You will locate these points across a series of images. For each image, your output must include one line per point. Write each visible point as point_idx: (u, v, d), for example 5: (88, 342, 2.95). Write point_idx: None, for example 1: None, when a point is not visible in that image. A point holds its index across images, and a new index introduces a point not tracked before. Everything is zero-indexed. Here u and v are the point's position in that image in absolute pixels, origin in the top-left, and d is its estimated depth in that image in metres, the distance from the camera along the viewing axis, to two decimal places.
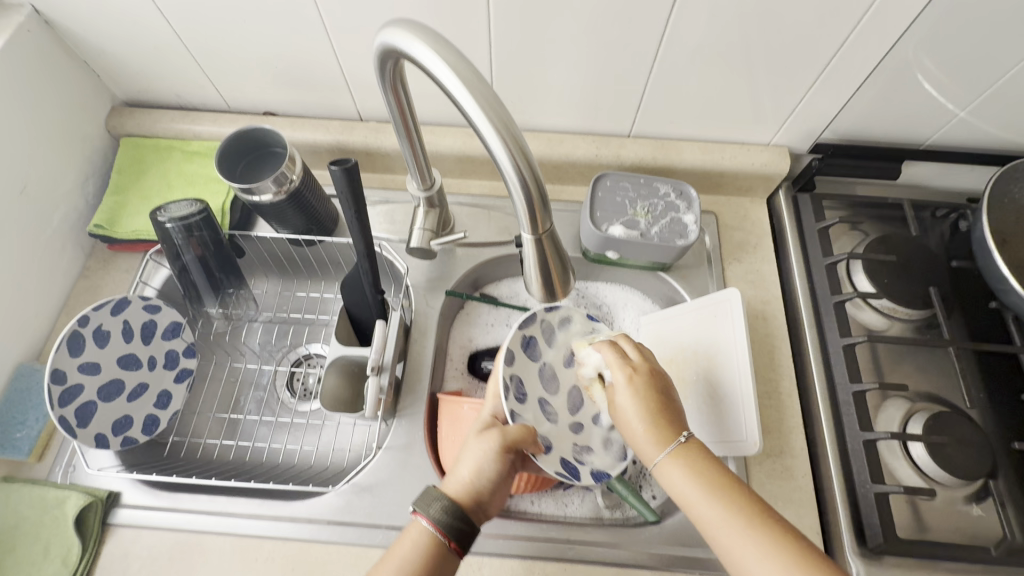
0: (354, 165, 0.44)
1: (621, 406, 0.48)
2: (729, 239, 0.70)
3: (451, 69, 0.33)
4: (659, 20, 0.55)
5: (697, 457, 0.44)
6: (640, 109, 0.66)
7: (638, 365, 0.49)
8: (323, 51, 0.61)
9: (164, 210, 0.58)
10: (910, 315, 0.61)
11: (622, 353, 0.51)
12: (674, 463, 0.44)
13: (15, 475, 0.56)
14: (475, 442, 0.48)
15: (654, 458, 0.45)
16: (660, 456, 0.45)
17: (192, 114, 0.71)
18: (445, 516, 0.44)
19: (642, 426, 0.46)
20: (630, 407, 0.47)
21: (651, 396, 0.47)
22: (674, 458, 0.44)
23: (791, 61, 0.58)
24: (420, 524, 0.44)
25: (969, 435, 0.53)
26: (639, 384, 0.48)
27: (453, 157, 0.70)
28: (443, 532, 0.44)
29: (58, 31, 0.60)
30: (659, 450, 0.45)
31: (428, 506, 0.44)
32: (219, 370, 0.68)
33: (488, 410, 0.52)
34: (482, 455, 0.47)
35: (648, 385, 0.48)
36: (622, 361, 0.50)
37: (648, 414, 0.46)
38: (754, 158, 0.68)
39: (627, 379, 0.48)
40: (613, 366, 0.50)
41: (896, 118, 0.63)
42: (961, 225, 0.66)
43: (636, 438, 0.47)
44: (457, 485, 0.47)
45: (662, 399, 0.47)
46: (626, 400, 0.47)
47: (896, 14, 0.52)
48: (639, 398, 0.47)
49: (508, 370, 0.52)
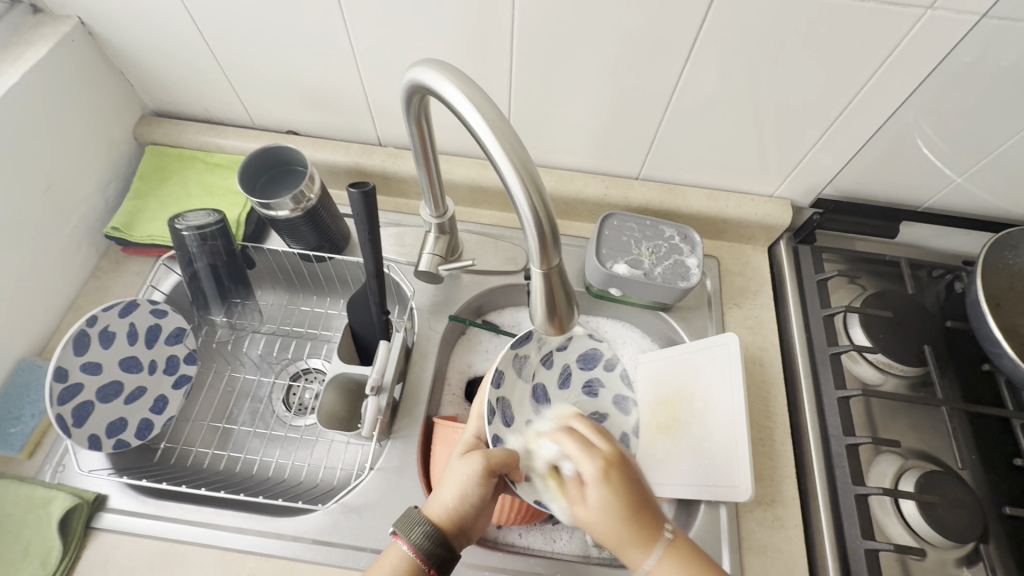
0: (372, 190, 0.46)
1: (591, 505, 0.44)
2: (730, 285, 0.71)
3: (479, 109, 0.35)
4: (673, 71, 0.58)
5: (688, 554, 0.43)
6: (650, 153, 0.68)
7: (608, 455, 0.46)
8: (351, 78, 0.64)
9: (182, 219, 0.60)
10: (904, 371, 0.62)
11: (587, 441, 0.47)
12: (667, 564, 0.43)
13: (3, 471, 0.55)
14: (458, 464, 0.48)
15: (644, 565, 0.43)
16: (649, 561, 0.43)
17: (218, 128, 0.73)
18: (427, 543, 0.43)
19: (619, 529, 0.43)
20: (604, 509, 0.43)
21: (625, 493, 0.44)
22: (663, 561, 0.43)
23: (796, 119, 0.61)
24: (399, 547, 0.44)
25: (961, 496, 0.54)
26: (614, 477, 0.44)
27: (466, 186, 0.72)
28: (423, 559, 0.43)
29: (100, 43, 0.63)
30: (646, 555, 0.43)
31: (409, 531, 0.44)
32: (217, 379, 0.68)
33: (471, 432, 0.53)
34: (465, 479, 0.46)
35: (620, 480, 0.44)
36: (590, 453, 0.45)
37: (624, 514, 0.43)
38: (757, 208, 0.70)
39: (599, 474, 0.44)
40: (580, 458, 0.45)
41: (895, 180, 0.66)
42: (956, 286, 0.67)
43: (617, 542, 0.44)
44: (438, 510, 0.46)
45: (636, 495, 0.44)
46: (600, 501, 0.43)
47: (897, 82, 0.55)
48: (613, 498, 0.43)
49: (492, 393, 0.54)
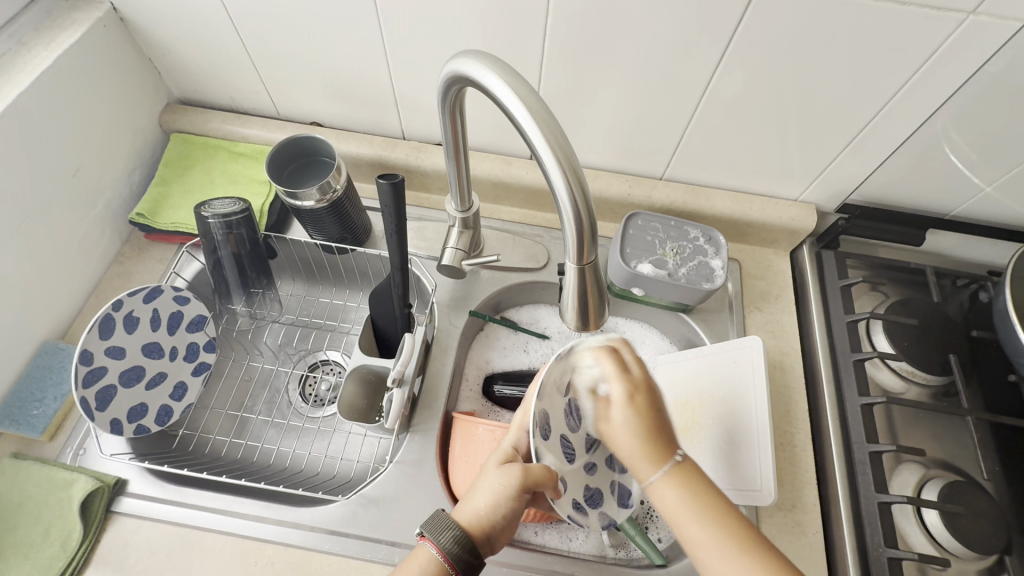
0: (402, 181, 0.46)
1: (614, 422, 0.46)
2: (751, 288, 0.71)
3: (526, 107, 0.35)
4: (705, 71, 0.57)
5: (691, 477, 0.44)
6: (676, 154, 0.68)
7: (636, 382, 0.47)
8: (379, 69, 0.64)
9: (208, 207, 0.60)
10: (928, 380, 0.61)
11: (624, 363, 0.47)
12: (669, 487, 0.44)
13: (25, 452, 0.55)
14: (492, 474, 0.46)
15: (650, 478, 0.44)
16: (655, 476, 0.44)
17: (243, 117, 0.73)
18: (455, 547, 0.43)
19: (639, 443, 0.45)
20: (627, 425, 0.45)
21: (648, 418, 0.45)
22: (669, 479, 0.44)
23: (825, 123, 0.60)
24: (426, 550, 0.43)
25: (985, 507, 0.54)
26: (638, 401, 0.46)
27: (489, 182, 0.72)
28: (449, 562, 0.43)
29: (131, 29, 0.63)
30: (655, 470, 0.44)
31: (438, 533, 0.43)
32: (235, 368, 0.69)
33: (510, 440, 0.50)
34: (499, 489, 0.45)
35: (646, 405, 0.46)
36: (621, 376, 0.46)
37: (647, 432, 0.45)
38: (781, 212, 0.70)
39: (626, 396, 0.46)
40: (611, 380, 0.46)
41: (922, 187, 0.65)
42: (981, 295, 0.67)
43: (630, 456, 0.45)
44: (470, 515, 0.45)
45: (658, 421, 0.46)
46: (624, 421, 0.45)
47: (932, 88, 0.54)
48: (637, 417, 0.45)
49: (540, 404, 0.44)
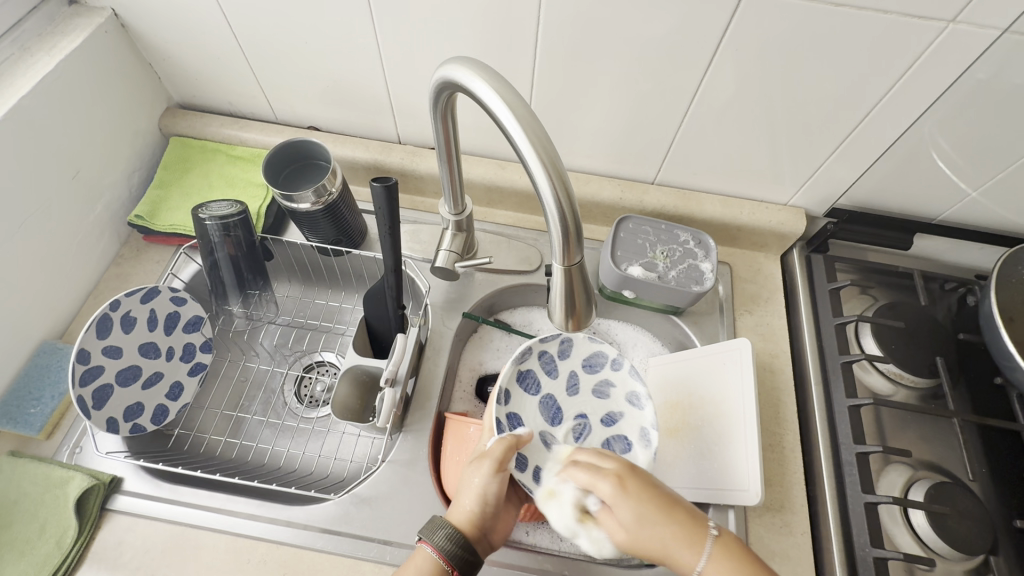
0: (394, 185, 0.48)
1: (626, 527, 0.43)
2: (742, 291, 0.71)
3: (520, 120, 0.35)
4: (693, 77, 0.58)
5: (733, 549, 0.41)
6: (666, 158, 0.69)
7: (617, 472, 0.45)
8: (374, 75, 0.65)
9: (205, 208, 0.61)
10: (916, 382, 0.62)
11: (592, 466, 0.46)
12: (719, 565, 0.40)
13: (22, 450, 0.56)
14: (470, 468, 0.48)
15: (697, 565, 0.41)
16: (701, 560, 0.41)
17: (241, 122, 0.74)
18: (450, 544, 0.44)
19: (665, 539, 0.42)
20: (639, 521, 0.42)
21: (654, 504, 0.43)
22: (714, 562, 0.41)
23: (813, 129, 0.61)
24: (425, 552, 0.44)
25: (971, 507, 0.54)
26: (633, 487, 0.44)
27: (483, 186, 0.73)
28: (447, 561, 0.44)
29: (132, 34, 0.65)
30: (696, 557, 0.41)
31: (433, 533, 0.45)
32: (231, 368, 0.69)
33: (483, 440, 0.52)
34: (481, 481, 0.47)
35: (640, 486, 0.44)
36: (601, 474, 0.45)
37: (662, 516, 0.42)
38: (771, 216, 0.71)
39: (617, 491, 0.44)
40: (594, 483, 0.45)
41: (909, 192, 0.66)
42: (969, 299, 0.68)
43: (661, 552, 0.42)
44: (461, 515, 0.47)
45: (664, 499, 0.43)
46: (629, 519, 0.43)
47: (916, 95, 0.55)
48: (642, 511, 0.43)
49: (502, 409, 0.54)
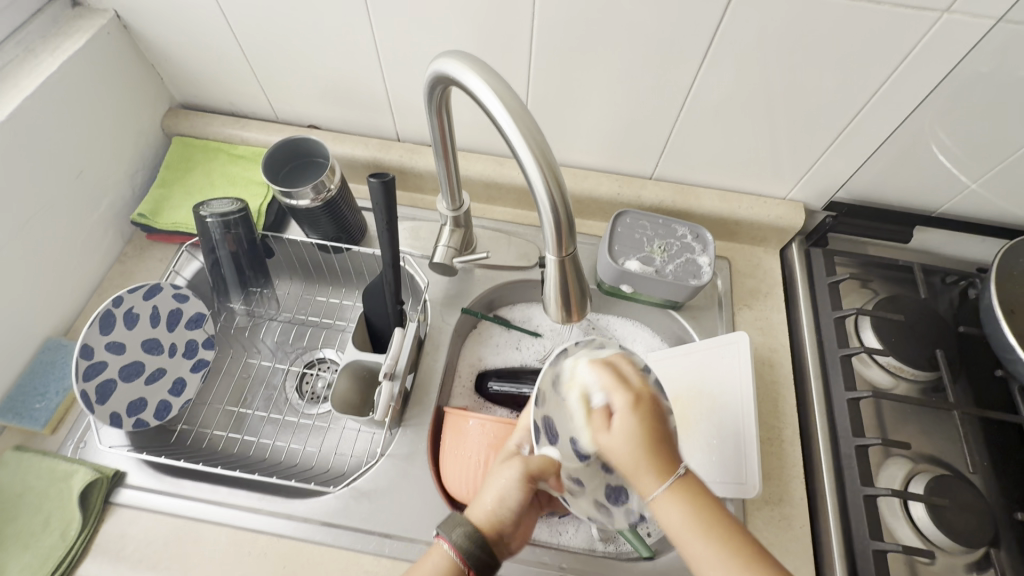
0: (391, 180, 0.48)
1: (615, 432, 0.44)
2: (741, 285, 0.71)
3: (513, 116, 0.36)
4: (688, 71, 0.58)
5: (695, 490, 0.42)
6: (663, 154, 0.69)
7: (639, 392, 0.46)
8: (372, 73, 0.65)
9: (207, 206, 0.62)
10: (916, 375, 0.62)
11: (623, 374, 0.47)
12: (672, 502, 0.42)
13: (27, 445, 0.57)
14: (500, 468, 0.48)
15: (653, 491, 0.42)
16: (659, 489, 0.42)
17: (242, 121, 0.75)
18: (466, 543, 0.43)
19: (640, 457, 0.42)
20: (628, 439, 0.43)
21: (651, 428, 0.43)
22: (673, 492, 0.42)
23: (810, 122, 0.61)
24: (441, 549, 0.44)
25: (971, 501, 0.54)
26: (642, 412, 0.44)
27: (481, 182, 0.73)
28: (463, 560, 0.43)
29: (134, 35, 0.66)
30: (658, 483, 0.42)
31: (450, 531, 0.44)
32: (234, 364, 0.70)
33: (515, 441, 0.50)
34: (505, 484, 0.46)
35: (650, 415, 0.44)
36: (623, 387, 0.46)
37: (649, 444, 0.43)
38: (769, 210, 0.71)
39: (630, 405, 0.44)
40: (610, 390, 0.46)
41: (908, 185, 0.66)
42: (970, 292, 0.67)
43: (632, 471, 0.43)
44: (481, 513, 0.46)
45: (661, 430, 0.44)
46: (625, 429, 0.43)
47: (913, 85, 0.55)
48: (639, 428, 0.43)
49: (537, 414, 0.46)
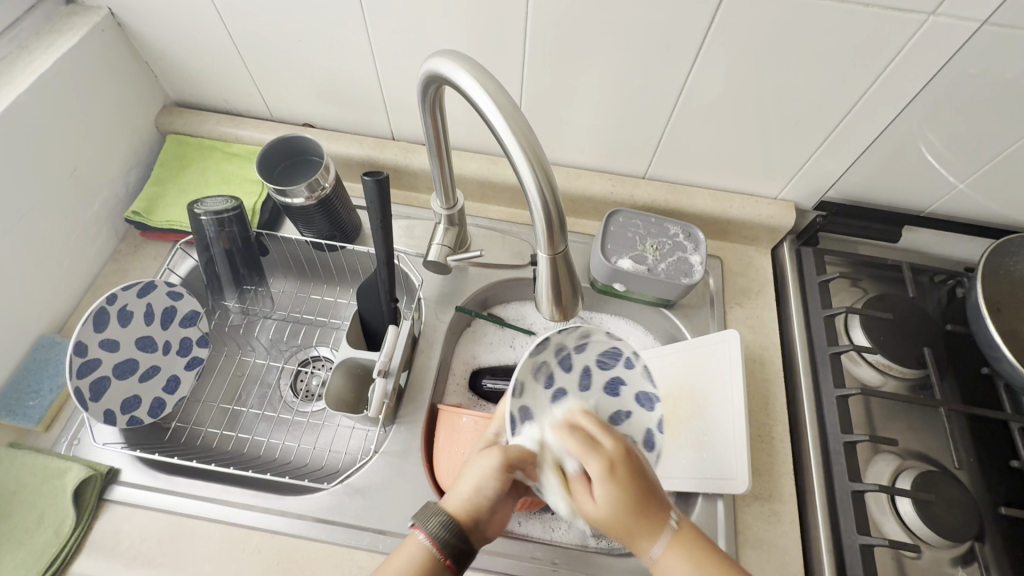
0: (385, 178, 0.48)
1: (596, 513, 0.44)
2: (732, 284, 0.72)
3: (503, 113, 0.36)
4: (680, 72, 0.59)
5: (690, 543, 0.44)
6: (656, 153, 0.70)
7: (611, 454, 0.45)
8: (367, 72, 0.66)
9: (201, 204, 0.62)
10: (904, 373, 0.63)
11: (588, 437, 0.46)
12: (673, 557, 0.43)
13: (21, 442, 0.57)
14: (478, 457, 0.47)
15: (652, 551, 0.43)
16: (657, 548, 0.43)
17: (237, 119, 0.75)
18: (444, 533, 0.43)
19: (625, 522, 0.43)
20: (612, 506, 0.43)
21: (632, 490, 0.43)
22: (671, 551, 0.43)
23: (801, 123, 0.62)
24: (417, 538, 0.43)
25: (957, 496, 0.55)
26: (620, 477, 0.43)
27: (476, 181, 0.74)
28: (439, 549, 0.43)
29: (128, 33, 0.66)
30: (653, 543, 0.43)
31: (426, 521, 0.44)
32: (228, 362, 0.70)
33: (493, 429, 0.52)
34: (482, 472, 0.46)
35: (626, 476, 0.44)
36: (593, 452, 0.44)
37: (634, 508, 0.43)
38: (761, 209, 0.72)
39: (606, 471, 0.43)
40: (579, 454, 0.45)
41: (897, 185, 0.67)
42: (958, 291, 0.68)
43: (627, 536, 0.43)
44: (457, 502, 0.45)
45: (643, 491, 0.44)
46: (606, 498, 0.43)
47: (901, 87, 0.56)
48: (619, 495, 0.43)
49: (515, 404, 0.49)
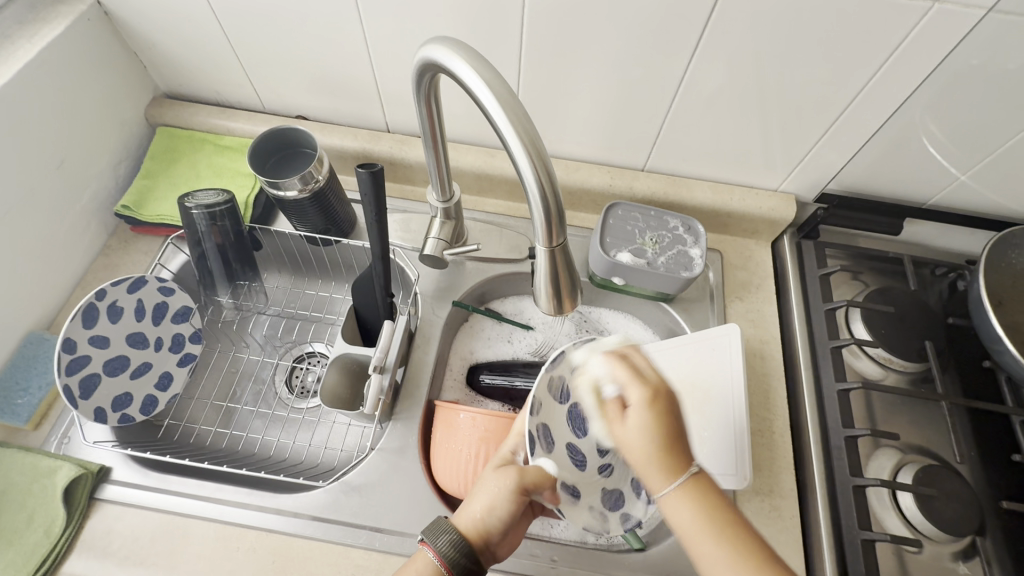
0: (380, 170, 0.47)
1: (627, 433, 0.41)
2: (732, 278, 0.71)
3: (500, 102, 0.35)
4: (680, 62, 0.58)
5: (707, 489, 0.40)
6: (656, 145, 0.69)
7: (658, 387, 0.42)
8: (361, 62, 0.64)
9: (192, 198, 0.60)
10: (906, 367, 0.62)
11: (637, 368, 0.43)
12: (682, 500, 0.39)
13: (10, 440, 0.56)
14: (490, 477, 0.48)
15: (662, 490, 0.39)
16: (668, 488, 0.39)
17: (228, 111, 0.74)
18: (454, 551, 0.43)
19: (653, 451, 0.40)
20: (642, 433, 0.40)
21: (670, 426, 0.40)
22: (684, 491, 0.39)
23: (802, 114, 0.61)
24: (426, 555, 0.43)
25: (959, 490, 0.54)
26: (660, 408, 0.41)
27: (473, 174, 0.73)
28: (447, 568, 0.42)
29: (115, 23, 0.64)
30: (666, 482, 0.39)
31: (436, 538, 0.43)
32: (222, 359, 0.69)
33: (510, 446, 0.51)
34: (495, 493, 0.46)
35: (667, 411, 0.41)
36: (639, 380, 0.42)
37: (667, 442, 0.40)
38: (761, 202, 0.71)
39: (646, 398, 0.41)
40: (624, 381, 0.43)
41: (899, 177, 0.66)
42: (959, 284, 0.68)
43: (646, 467, 0.40)
44: (468, 520, 0.46)
45: (677, 429, 0.41)
46: (639, 424, 0.40)
47: (904, 77, 0.55)
48: (655, 424, 0.40)
49: (532, 422, 0.48)
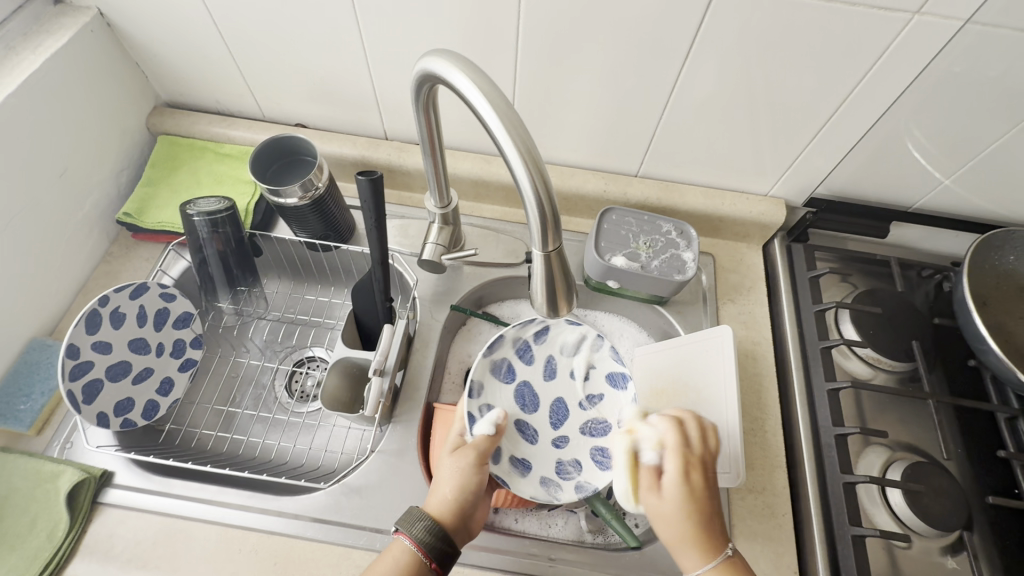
0: (380, 178, 0.48)
1: (665, 501, 0.47)
2: (725, 281, 0.73)
3: (497, 112, 0.36)
4: (672, 72, 0.60)
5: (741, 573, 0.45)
6: (648, 152, 0.71)
7: (695, 457, 0.49)
8: (360, 72, 0.66)
9: (194, 205, 0.62)
10: (894, 366, 0.64)
11: (687, 436, 0.50)
12: None
13: (12, 446, 0.57)
14: (448, 460, 0.50)
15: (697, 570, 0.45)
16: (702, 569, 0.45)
17: (229, 120, 0.75)
18: (429, 535, 0.45)
19: (688, 524, 0.46)
20: (678, 503, 0.46)
21: (705, 500, 0.47)
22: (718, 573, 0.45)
23: (790, 121, 0.63)
24: (402, 543, 0.45)
25: (945, 486, 0.56)
26: (694, 481, 0.47)
27: (470, 180, 0.74)
28: (424, 552, 0.44)
29: (118, 34, 0.65)
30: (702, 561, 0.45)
31: (412, 525, 0.46)
32: (222, 364, 0.70)
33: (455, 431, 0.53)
34: (455, 473, 0.49)
35: (704, 489, 0.47)
36: (681, 451, 0.48)
37: (696, 514, 0.46)
38: (752, 206, 0.72)
39: (683, 472, 0.47)
40: (671, 455, 0.48)
41: (885, 181, 0.68)
42: (945, 285, 0.69)
43: (676, 542, 0.46)
44: (437, 504, 0.48)
45: (711, 508, 0.47)
46: (674, 496, 0.47)
47: (887, 85, 0.57)
48: (689, 498, 0.47)
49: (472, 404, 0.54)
